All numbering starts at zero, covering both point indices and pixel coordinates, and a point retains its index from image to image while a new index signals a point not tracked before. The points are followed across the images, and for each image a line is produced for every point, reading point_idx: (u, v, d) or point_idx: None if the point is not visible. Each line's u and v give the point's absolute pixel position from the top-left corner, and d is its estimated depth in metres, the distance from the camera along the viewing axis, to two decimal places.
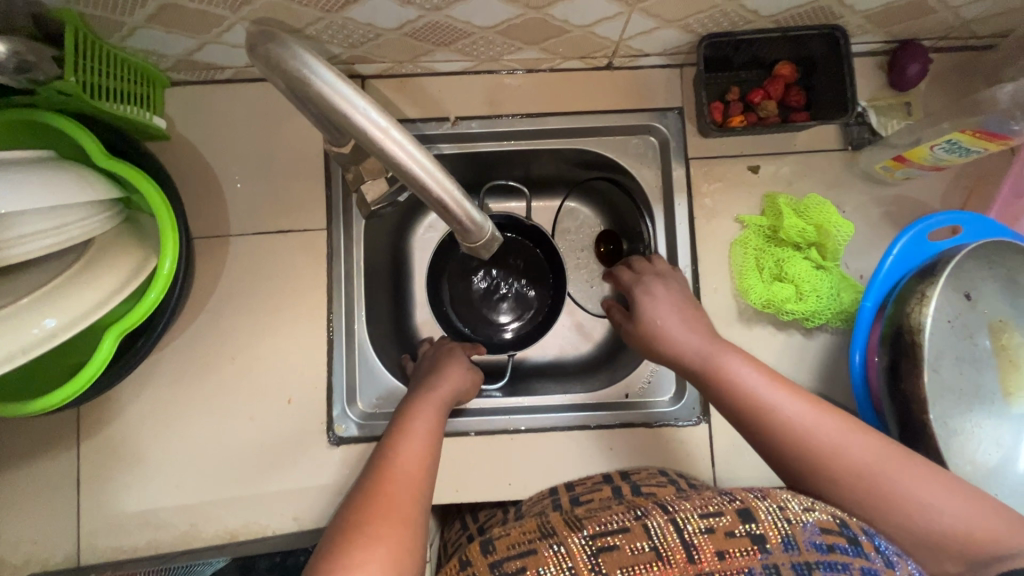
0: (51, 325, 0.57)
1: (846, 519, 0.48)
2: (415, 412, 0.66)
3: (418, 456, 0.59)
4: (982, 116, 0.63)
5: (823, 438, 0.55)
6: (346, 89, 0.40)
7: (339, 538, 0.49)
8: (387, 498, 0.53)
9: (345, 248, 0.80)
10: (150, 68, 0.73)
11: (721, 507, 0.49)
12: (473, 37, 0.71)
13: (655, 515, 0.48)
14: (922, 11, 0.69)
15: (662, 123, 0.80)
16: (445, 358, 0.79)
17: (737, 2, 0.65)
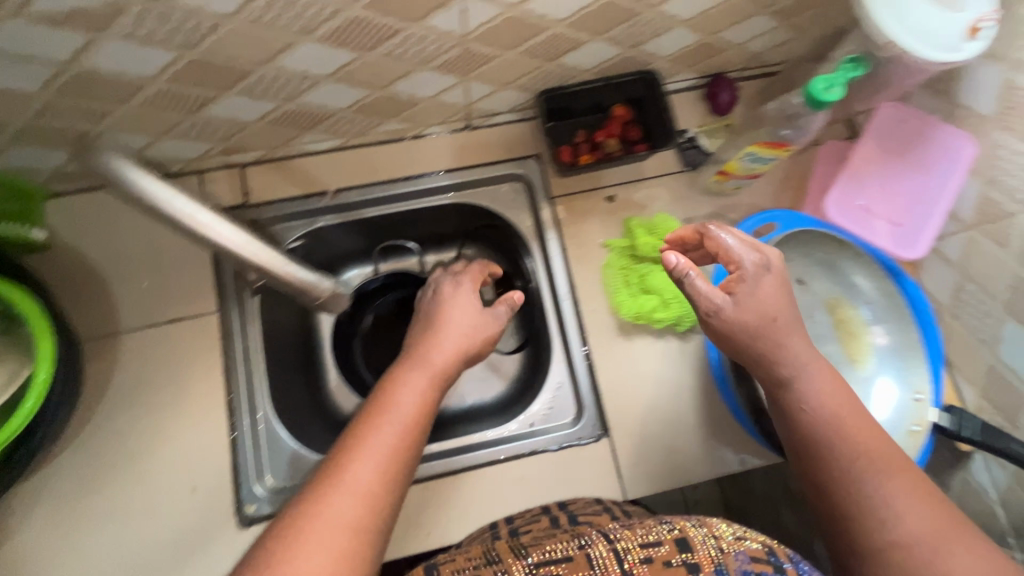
0: None
1: (774, 548, 0.50)
2: (401, 385, 0.61)
3: (382, 471, 0.54)
4: (774, 129, 0.75)
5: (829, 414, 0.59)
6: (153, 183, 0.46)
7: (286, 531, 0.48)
8: (333, 530, 0.48)
9: (241, 327, 0.82)
10: (27, 184, 0.76)
11: (661, 538, 0.50)
12: (333, 117, 0.78)
13: (598, 545, 0.49)
14: (714, 51, 0.82)
15: (526, 170, 0.89)
16: (449, 307, 0.72)
17: (555, 62, 0.75)
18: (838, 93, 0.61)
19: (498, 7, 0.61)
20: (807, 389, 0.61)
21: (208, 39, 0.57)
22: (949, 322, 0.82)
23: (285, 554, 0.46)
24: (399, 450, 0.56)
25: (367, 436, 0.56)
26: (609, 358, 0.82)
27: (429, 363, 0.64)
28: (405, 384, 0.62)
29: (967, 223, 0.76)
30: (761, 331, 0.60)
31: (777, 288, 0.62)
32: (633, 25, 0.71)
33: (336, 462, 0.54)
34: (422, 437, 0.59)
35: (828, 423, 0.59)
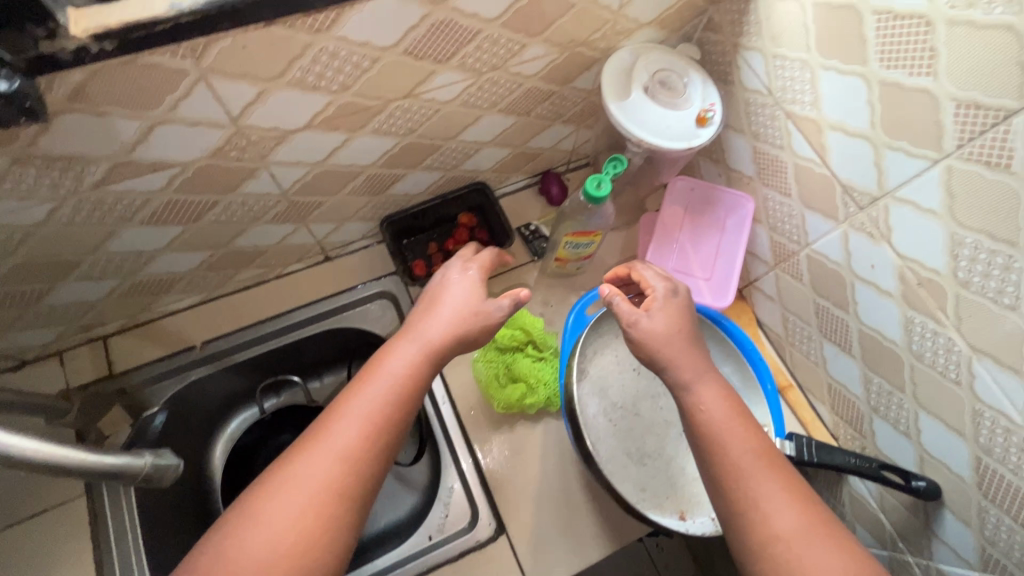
0: None
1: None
2: (390, 363, 0.60)
3: (350, 455, 0.54)
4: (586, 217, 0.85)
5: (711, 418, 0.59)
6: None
7: (261, 493, 0.52)
8: (302, 494, 0.52)
9: (112, 507, 0.77)
10: None
11: None
12: (185, 278, 0.82)
13: None
14: (531, 156, 0.94)
15: (388, 286, 0.94)
16: (459, 284, 0.68)
17: (385, 194, 0.84)
18: (606, 188, 0.72)
19: (305, 167, 0.69)
20: (698, 401, 0.60)
21: (25, 244, 0.61)
22: (788, 349, 0.90)
23: (246, 526, 0.51)
24: (380, 425, 0.57)
25: (342, 416, 0.56)
26: (492, 451, 0.84)
27: (426, 336, 0.63)
28: (396, 354, 0.62)
29: (771, 263, 0.86)
30: (671, 340, 0.63)
31: (678, 308, 0.67)
32: (442, 154, 0.81)
33: (312, 437, 0.56)
34: (409, 405, 0.59)
35: (719, 438, 0.58)
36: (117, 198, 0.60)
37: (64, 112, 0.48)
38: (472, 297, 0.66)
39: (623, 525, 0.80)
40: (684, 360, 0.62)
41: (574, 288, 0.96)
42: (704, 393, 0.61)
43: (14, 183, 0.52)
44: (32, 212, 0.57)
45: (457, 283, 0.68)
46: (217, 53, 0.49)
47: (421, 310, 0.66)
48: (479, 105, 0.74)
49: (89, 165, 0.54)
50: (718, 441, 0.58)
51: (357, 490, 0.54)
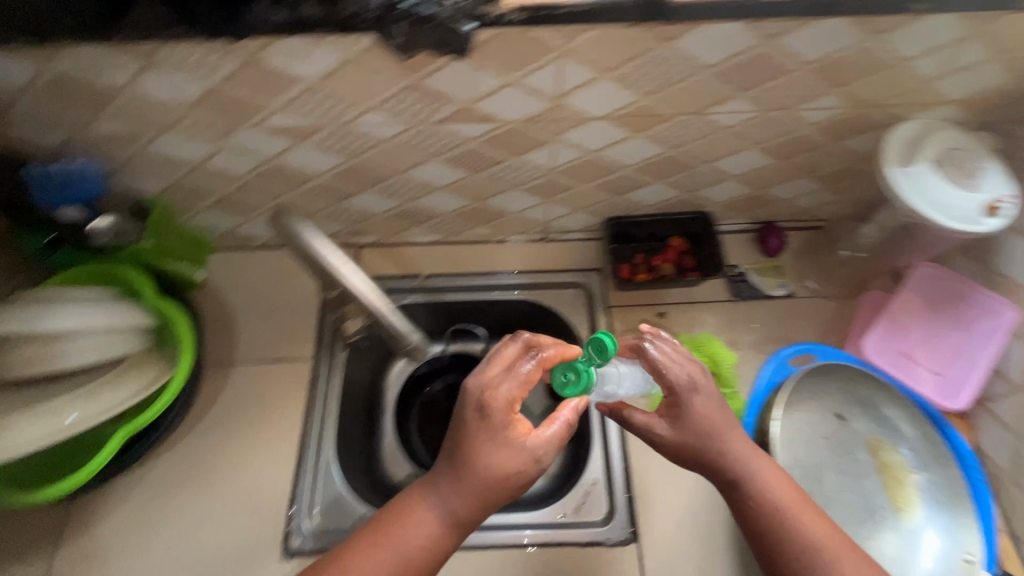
0: (73, 418, 0.73)
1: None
2: (396, 513, 0.62)
3: (433, 545, 0.61)
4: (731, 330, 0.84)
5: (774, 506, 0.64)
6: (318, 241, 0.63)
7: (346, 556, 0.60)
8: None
9: (327, 376, 0.95)
10: (205, 238, 0.98)
11: None
12: (439, 218, 0.97)
13: None
14: (763, 203, 0.96)
15: (588, 280, 1.02)
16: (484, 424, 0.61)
17: (622, 197, 0.91)
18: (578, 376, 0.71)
19: (581, 152, 0.79)
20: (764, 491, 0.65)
21: (367, 153, 0.79)
22: (1009, 487, 0.79)
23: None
24: (426, 552, 0.61)
25: (421, 508, 0.62)
26: (646, 462, 0.86)
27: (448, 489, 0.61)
28: (418, 511, 0.62)
29: (1018, 385, 0.79)
30: (700, 447, 0.65)
31: (707, 409, 0.65)
32: (691, 174, 0.86)
33: (406, 512, 0.62)
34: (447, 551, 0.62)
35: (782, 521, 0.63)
36: (444, 135, 0.75)
37: (459, 58, 0.63)
38: (492, 418, 0.61)
39: None
40: (739, 446, 0.66)
41: (767, 340, 0.94)
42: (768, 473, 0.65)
43: (394, 104, 0.69)
44: (388, 129, 0.74)
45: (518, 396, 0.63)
46: (585, 39, 0.61)
47: (486, 414, 0.61)
48: (748, 139, 0.78)
49: (446, 104, 0.69)
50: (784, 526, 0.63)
51: None
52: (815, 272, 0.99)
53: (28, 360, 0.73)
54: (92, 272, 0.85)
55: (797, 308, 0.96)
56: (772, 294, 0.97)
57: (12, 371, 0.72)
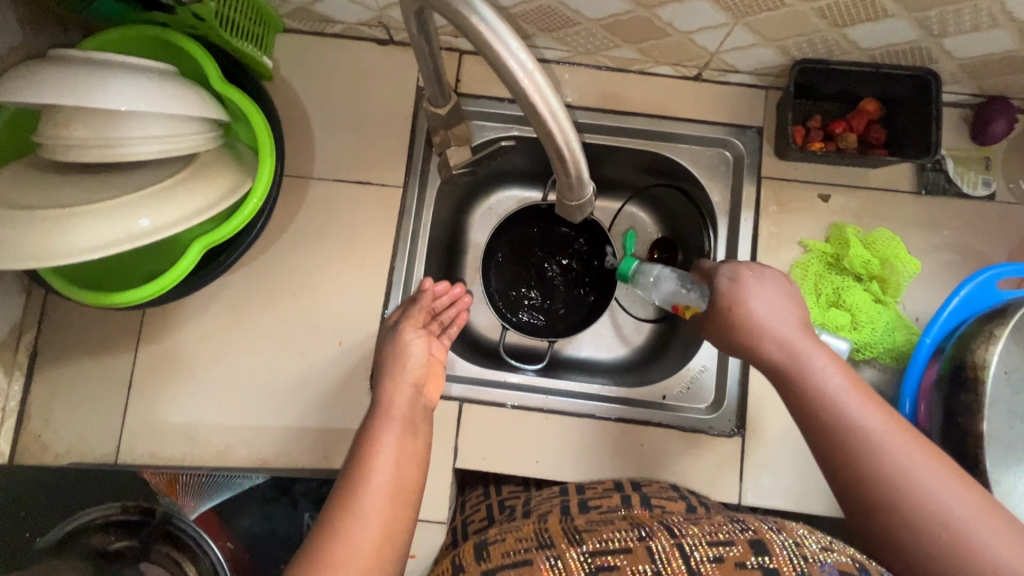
0: (145, 224, 0.60)
1: (867, 565, 0.47)
2: (376, 431, 0.62)
3: (409, 450, 0.61)
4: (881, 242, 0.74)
5: (823, 395, 0.53)
6: (525, 56, 0.43)
7: (344, 491, 0.55)
8: (350, 489, 0.55)
9: (417, 209, 0.83)
10: (270, 10, 0.79)
11: (733, 537, 0.50)
12: (578, 27, 0.74)
13: (659, 539, 0.52)
14: (1015, 69, 0.71)
15: (740, 140, 0.82)
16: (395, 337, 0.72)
17: (839, 31, 0.67)
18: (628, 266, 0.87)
19: None
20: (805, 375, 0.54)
21: None
22: None
23: (331, 539, 0.51)
24: (408, 455, 0.60)
25: (381, 426, 0.63)
26: None
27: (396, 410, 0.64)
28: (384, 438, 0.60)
29: None
30: (736, 324, 0.60)
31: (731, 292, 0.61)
32: (960, 10, 0.61)
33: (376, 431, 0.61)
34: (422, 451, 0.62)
35: (826, 413, 0.52)
36: None
37: None
38: (396, 333, 0.73)
39: None
40: (778, 326, 0.57)
41: (948, 247, 0.78)
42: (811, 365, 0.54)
43: None
44: None
45: (415, 334, 0.73)
46: None
47: (388, 360, 0.70)
48: None
49: None
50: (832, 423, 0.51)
51: (397, 516, 0.54)
52: None
53: (85, 143, 0.59)
54: (140, 35, 0.68)
55: (994, 214, 0.78)
56: (969, 192, 0.79)
57: (67, 153, 0.59)
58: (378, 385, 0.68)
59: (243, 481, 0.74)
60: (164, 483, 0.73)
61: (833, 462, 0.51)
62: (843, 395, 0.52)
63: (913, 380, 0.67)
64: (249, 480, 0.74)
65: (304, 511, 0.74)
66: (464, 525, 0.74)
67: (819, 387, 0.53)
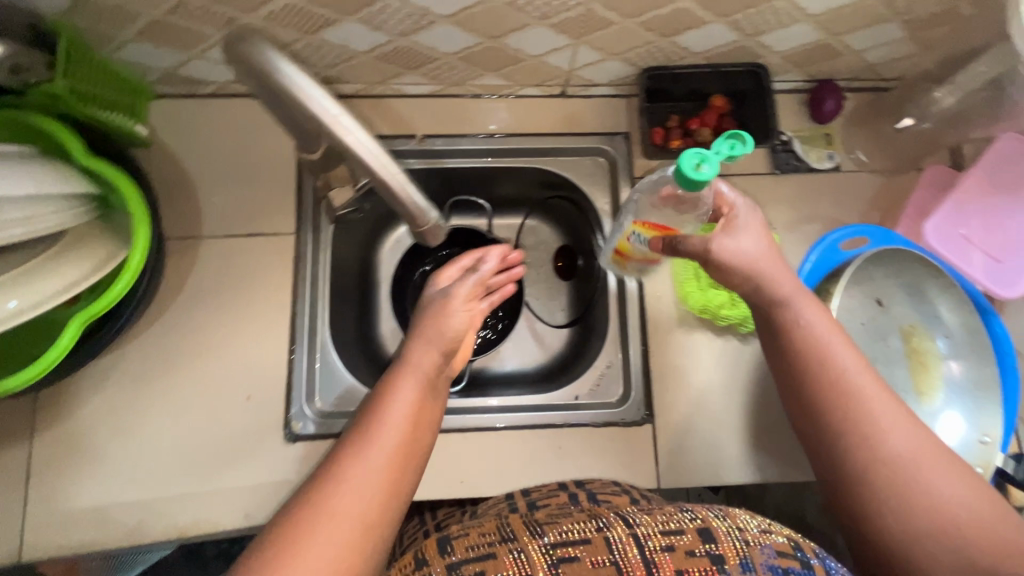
0: (14, 305, 0.59)
1: (800, 544, 0.52)
2: (390, 386, 0.62)
3: (420, 413, 0.61)
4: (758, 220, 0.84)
5: (829, 347, 0.61)
6: (326, 102, 0.46)
7: (349, 445, 0.56)
8: (361, 452, 0.55)
9: (313, 253, 0.84)
10: (135, 78, 0.79)
11: (683, 526, 0.53)
12: (438, 62, 0.78)
13: (616, 528, 0.53)
14: (829, 55, 0.80)
15: (611, 146, 0.88)
16: (438, 308, 0.72)
17: (669, 40, 0.74)
18: (708, 171, 0.54)
19: None
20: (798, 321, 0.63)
21: None
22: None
23: (330, 505, 0.51)
24: (420, 420, 0.60)
25: (395, 384, 0.62)
26: (669, 346, 0.82)
27: (419, 370, 0.65)
28: (398, 395, 0.61)
29: None
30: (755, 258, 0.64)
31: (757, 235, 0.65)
32: (762, 11, 0.69)
33: (391, 387, 0.62)
34: (432, 425, 0.62)
35: (827, 363, 0.61)
36: None
37: None
38: (431, 305, 0.73)
39: (764, 466, 0.79)
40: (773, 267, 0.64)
41: (808, 218, 0.86)
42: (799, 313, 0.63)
43: None
44: None
45: (461, 305, 0.73)
46: None
47: (426, 320, 0.71)
48: None
49: None
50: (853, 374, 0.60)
51: (396, 481, 0.55)
52: (866, 142, 0.87)
53: None
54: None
55: (842, 183, 0.87)
56: (817, 166, 0.87)
57: None
58: (403, 344, 0.69)
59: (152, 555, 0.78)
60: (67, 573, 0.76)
61: (819, 406, 0.61)
62: (831, 342, 0.61)
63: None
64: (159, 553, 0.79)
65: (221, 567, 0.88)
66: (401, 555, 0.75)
67: (812, 334, 0.62)
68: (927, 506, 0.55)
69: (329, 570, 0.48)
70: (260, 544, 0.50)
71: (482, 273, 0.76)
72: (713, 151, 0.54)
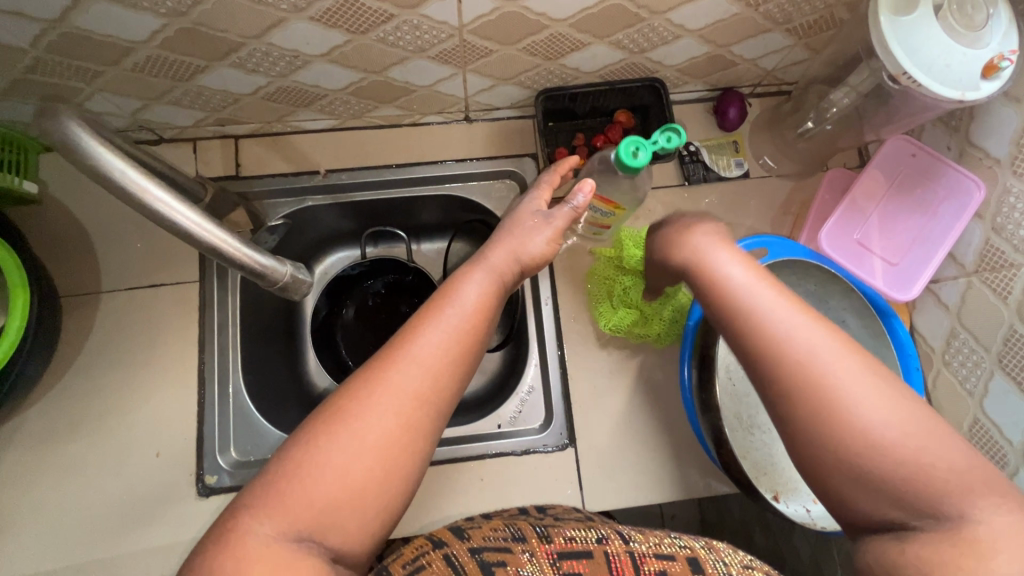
0: None
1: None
2: (408, 333, 0.52)
3: (438, 362, 0.51)
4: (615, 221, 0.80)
5: (752, 295, 0.52)
6: (133, 174, 0.48)
7: (341, 410, 0.47)
8: (369, 417, 0.46)
9: (220, 299, 0.82)
10: (18, 134, 0.77)
11: (675, 552, 0.49)
12: (328, 98, 0.77)
13: (614, 544, 0.50)
14: (724, 65, 0.80)
15: (520, 168, 0.87)
16: (524, 232, 0.65)
17: (556, 62, 0.73)
18: (644, 159, 0.56)
19: (496, 1, 0.59)
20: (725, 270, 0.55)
21: (197, 7, 0.57)
22: (938, 367, 0.78)
23: (364, 404, 0.47)
24: (440, 369, 0.51)
25: (462, 283, 0.58)
26: (586, 368, 0.81)
27: (446, 315, 0.54)
28: (417, 341, 0.51)
29: (969, 269, 0.73)
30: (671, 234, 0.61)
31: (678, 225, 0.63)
32: (641, 30, 0.68)
33: (405, 335, 0.52)
34: (465, 369, 0.53)
35: (754, 311, 0.51)
36: None
37: None
38: (522, 227, 0.66)
39: (687, 483, 0.78)
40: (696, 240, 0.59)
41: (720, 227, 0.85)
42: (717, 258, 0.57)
43: None
44: None
45: (545, 229, 0.65)
46: None
47: (506, 234, 0.66)
48: None
49: None
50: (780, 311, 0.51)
51: (407, 449, 0.47)
52: (773, 147, 0.87)
53: None
54: None
55: (752, 189, 0.87)
56: (725, 174, 0.86)
57: None
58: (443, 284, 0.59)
59: None
60: None
61: (752, 353, 0.51)
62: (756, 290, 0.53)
63: (686, 351, 0.71)
64: None
65: None
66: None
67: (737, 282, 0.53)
68: (876, 464, 0.45)
69: (370, 464, 0.45)
70: (273, 462, 0.46)
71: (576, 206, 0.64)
72: (650, 140, 0.55)
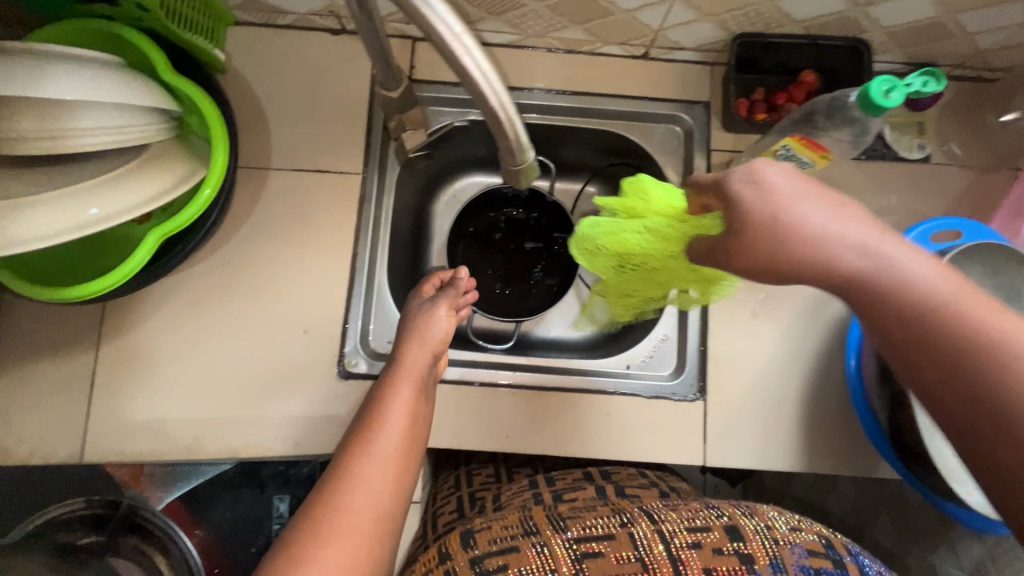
0: (95, 213, 0.60)
1: (833, 541, 0.56)
2: (345, 457, 0.60)
3: (386, 474, 0.60)
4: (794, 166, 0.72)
5: (890, 282, 0.42)
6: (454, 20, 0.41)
7: (309, 526, 0.54)
8: (333, 533, 0.54)
9: (377, 196, 0.84)
10: (218, 2, 0.78)
11: (710, 524, 0.56)
12: (524, 8, 0.75)
13: (640, 523, 0.57)
14: (940, 36, 0.75)
15: (689, 115, 0.85)
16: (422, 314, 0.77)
17: (772, 3, 0.70)
18: (897, 100, 0.53)
19: None
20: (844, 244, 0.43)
21: None
22: None
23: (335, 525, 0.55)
24: (390, 481, 0.60)
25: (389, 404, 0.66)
26: (727, 326, 0.80)
27: (374, 440, 0.62)
28: (356, 477, 0.58)
29: None
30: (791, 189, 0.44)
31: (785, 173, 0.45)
32: None
33: (347, 459, 0.60)
34: (404, 469, 0.62)
35: (906, 296, 0.41)
36: None
37: None
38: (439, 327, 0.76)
39: (812, 456, 0.77)
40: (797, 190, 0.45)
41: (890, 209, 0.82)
42: (805, 197, 0.44)
43: None
44: None
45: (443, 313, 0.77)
46: None
47: (408, 331, 0.75)
48: None
49: None
50: (883, 265, 0.42)
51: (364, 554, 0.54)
52: (961, 135, 0.83)
53: (30, 135, 0.58)
54: (89, 29, 0.67)
55: (930, 175, 0.82)
56: (905, 155, 0.82)
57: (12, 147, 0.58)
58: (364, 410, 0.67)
59: (204, 472, 0.75)
60: (130, 475, 0.75)
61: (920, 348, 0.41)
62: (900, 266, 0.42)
63: (855, 339, 0.72)
64: (213, 469, 0.75)
65: (273, 496, 0.76)
66: (435, 517, 0.75)
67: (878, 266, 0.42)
68: None
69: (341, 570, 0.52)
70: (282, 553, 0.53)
71: (460, 288, 0.80)
72: (910, 80, 0.52)
